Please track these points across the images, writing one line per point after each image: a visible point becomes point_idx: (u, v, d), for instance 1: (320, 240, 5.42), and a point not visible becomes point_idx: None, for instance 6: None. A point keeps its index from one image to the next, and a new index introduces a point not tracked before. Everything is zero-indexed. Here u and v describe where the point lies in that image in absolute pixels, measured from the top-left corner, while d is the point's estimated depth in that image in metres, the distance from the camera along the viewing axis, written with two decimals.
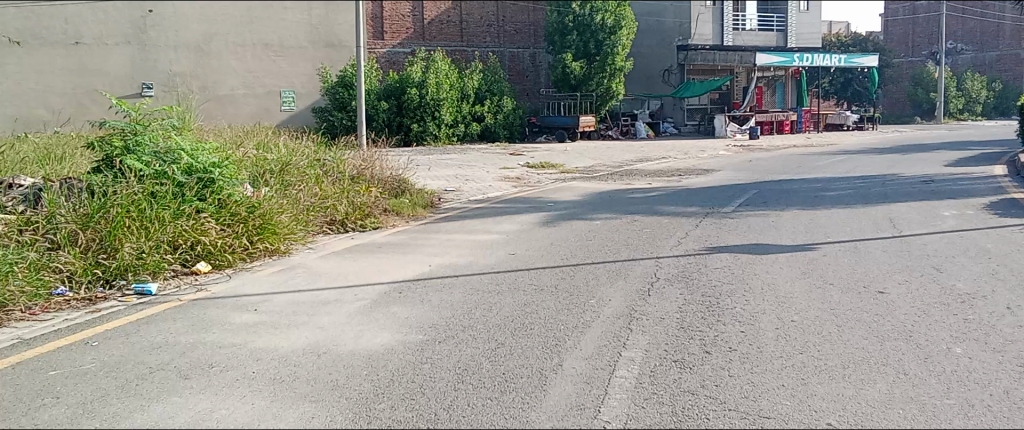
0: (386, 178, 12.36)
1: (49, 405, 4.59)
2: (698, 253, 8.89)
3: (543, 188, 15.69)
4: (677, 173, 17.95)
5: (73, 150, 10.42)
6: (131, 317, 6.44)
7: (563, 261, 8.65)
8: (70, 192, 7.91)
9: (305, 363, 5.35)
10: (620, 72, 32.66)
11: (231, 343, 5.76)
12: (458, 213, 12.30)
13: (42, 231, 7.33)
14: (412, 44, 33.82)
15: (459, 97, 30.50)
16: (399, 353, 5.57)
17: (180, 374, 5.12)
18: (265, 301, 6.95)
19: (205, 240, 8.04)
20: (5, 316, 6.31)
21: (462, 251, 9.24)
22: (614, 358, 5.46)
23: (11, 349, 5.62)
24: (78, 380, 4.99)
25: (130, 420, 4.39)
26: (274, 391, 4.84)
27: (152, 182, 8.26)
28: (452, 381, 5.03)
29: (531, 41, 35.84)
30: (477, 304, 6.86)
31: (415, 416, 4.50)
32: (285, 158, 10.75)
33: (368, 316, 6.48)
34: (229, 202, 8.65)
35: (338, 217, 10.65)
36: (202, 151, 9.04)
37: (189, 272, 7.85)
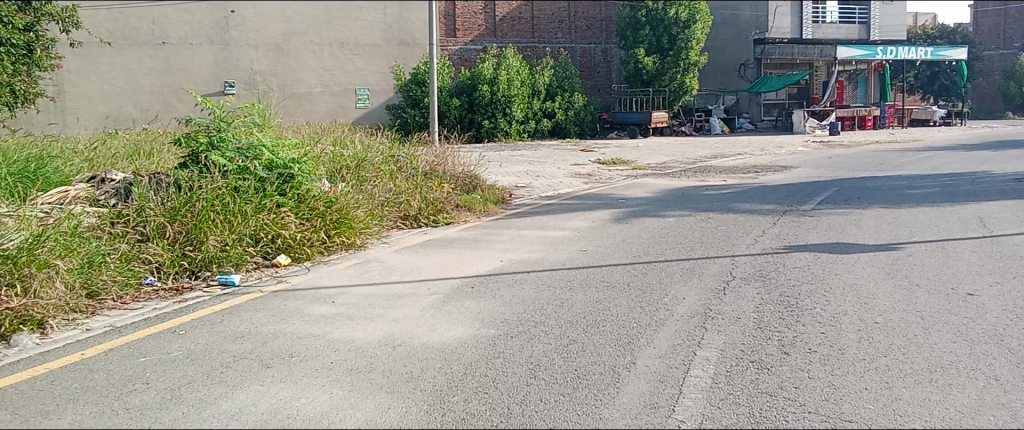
0: (457, 174, 12.48)
1: (140, 390, 4.79)
2: (776, 252, 8.68)
3: (615, 185, 15.57)
4: (753, 170, 17.58)
5: (160, 145, 10.85)
6: (215, 307, 6.68)
7: (636, 258, 8.59)
8: (158, 187, 8.23)
9: (381, 354, 5.44)
10: (693, 67, 32.16)
11: (311, 333, 5.91)
12: (529, 210, 12.32)
13: (132, 224, 7.65)
14: (484, 40, 34.02)
15: (531, 93, 30.56)
16: (472, 347, 5.61)
17: (262, 362, 5.28)
18: (342, 293, 7.10)
19: (285, 234, 8.29)
20: (98, 304, 6.59)
21: (534, 246, 9.26)
22: (688, 356, 5.39)
23: (104, 336, 5.87)
24: (167, 367, 5.20)
25: (215, 407, 4.54)
26: (351, 381, 4.94)
27: (235, 178, 8.52)
28: (525, 376, 5.04)
29: (603, 37, 35.63)
30: (549, 300, 6.86)
31: (489, 409, 4.53)
32: (360, 155, 10.96)
33: (441, 310, 6.55)
34: (307, 197, 8.88)
35: (411, 211, 10.81)
36: (283, 148, 9.28)
37: (270, 265, 8.10)
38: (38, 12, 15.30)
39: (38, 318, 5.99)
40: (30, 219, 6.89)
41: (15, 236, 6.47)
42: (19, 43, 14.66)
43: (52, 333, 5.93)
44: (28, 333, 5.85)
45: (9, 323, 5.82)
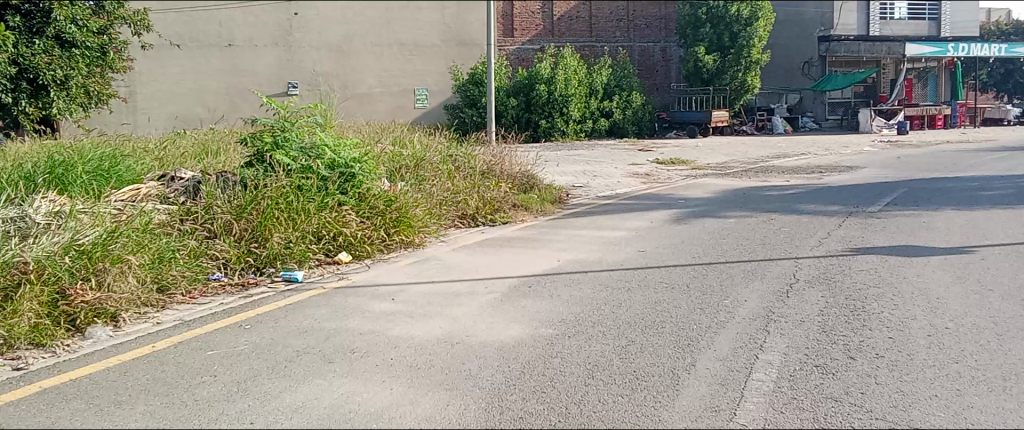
0: (515, 173, 12.51)
1: (207, 382, 4.92)
2: (841, 254, 8.48)
3: (673, 185, 15.39)
4: (817, 171, 17.19)
5: (227, 145, 11.14)
6: (280, 302, 6.83)
7: (695, 259, 8.48)
8: (225, 185, 8.45)
9: (439, 351, 5.49)
10: (756, 66, 31.57)
11: (371, 330, 6.00)
12: (586, 210, 12.27)
13: (200, 221, 7.86)
14: (542, 40, 34.01)
15: (588, 92, 30.43)
16: (530, 347, 5.61)
17: (324, 357, 5.38)
18: (401, 291, 7.19)
19: (346, 231, 8.44)
20: (168, 298, 6.79)
21: (592, 246, 9.23)
22: (750, 360, 5.29)
23: (173, 329, 6.06)
24: (234, 360, 5.34)
25: (279, 399, 4.64)
26: (411, 377, 4.99)
27: (298, 176, 8.71)
28: (583, 376, 5.03)
29: (663, 35, 35.24)
30: (606, 300, 6.82)
31: (547, 409, 4.53)
32: (419, 154, 11.07)
33: (499, 309, 6.58)
34: (368, 196, 9.03)
35: (469, 211, 10.87)
36: (344, 147, 9.44)
37: (332, 262, 8.25)
38: (112, 15, 15.86)
39: (112, 311, 6.19)
40: (104, 215, 7.12)
41: (91, 231, 6.68)
42: (94, 46, 15.19)
43: (124, 326, 6.13)
44: (102, 325, 6.06)
45: (85, 315, 6.04)
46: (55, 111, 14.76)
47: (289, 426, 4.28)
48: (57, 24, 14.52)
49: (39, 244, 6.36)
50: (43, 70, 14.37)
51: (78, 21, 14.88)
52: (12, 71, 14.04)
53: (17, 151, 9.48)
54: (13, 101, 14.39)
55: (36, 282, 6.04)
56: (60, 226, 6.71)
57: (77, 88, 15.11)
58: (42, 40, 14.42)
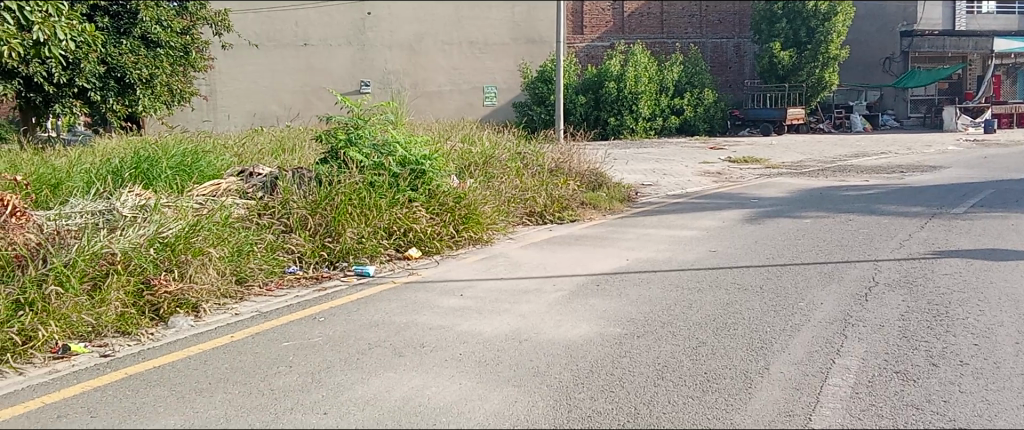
0: (583, 171, 12.46)
1: (283, 373, 5.06)
2: (923, 257, 8.17)
3: (746, 184, 15.08)
4: (898, 170, 16.62)
5: (303, 142, 11.45)
6: (353, 296, 6.97)
7: (769, 260, 8.29)
8: (301, 181, 8.63)
9: (507, 348, 5.51)
10: (833, 62, 30.78)
11: (440, 325, 6.07)
12: (656, 209, 12.12)
13: (277, 215, 8.06)
14: (611, 37, 33.75)
15: (658, 90, 30.07)
16: (598, 345, 5.59)
17: (394, 351, 5.46)
18: (470, 287, 7.25)
19: (416, 227, 8.57)
20: (246, 290, 7.00)
21: (661, 246, 9.12)
22: (826, 364, 5.15)
23: (251, 320, 6.26)
24: (308, 351, 5.48)
25: (352, 391, 4.74)
26: (480, 373, 5.03)
27: (370, 173, 8.87)
28: (652, 376, 4.98)
29: (736, 31, 34.58)
30: (677, 300, 6.73)
31: (616, 408, 4.50)
32: (488, 151, 11.14)
33: (567, 307, 6.56)
34: (438, 192, 9.14)
35: (537, 208, 10.89)
36: (415, 144, 9.55)
37: (403, 257, 8.41)
38: (194, 16, 16.38)
39: (193, 302, 6.41)
40: (187, 209, 7.34)
41: (174, 225, 6.89)
42: (177, 45, 15.65)
43: (204, 315, 6.35)
44: (183, 315, 6.29)
45: (167, 305, 6.26)
46: (140, 109, 15.02)
47: (361, 418, 4.37)
48: (143, 24, 14.94)
49: (126, 236, 6.56)
50: (130, 69, 14.65)
51: (163, 22, 15.34)
52: (102, 69, 14.27)
53: (105, 147, 9.88)
54: (101, 99, 14.53)
55: (122, 273, 6.22)
56: (145, 219, 6.91)
57: (162, 86, 15.39)
58: (129, 41, 14.80)
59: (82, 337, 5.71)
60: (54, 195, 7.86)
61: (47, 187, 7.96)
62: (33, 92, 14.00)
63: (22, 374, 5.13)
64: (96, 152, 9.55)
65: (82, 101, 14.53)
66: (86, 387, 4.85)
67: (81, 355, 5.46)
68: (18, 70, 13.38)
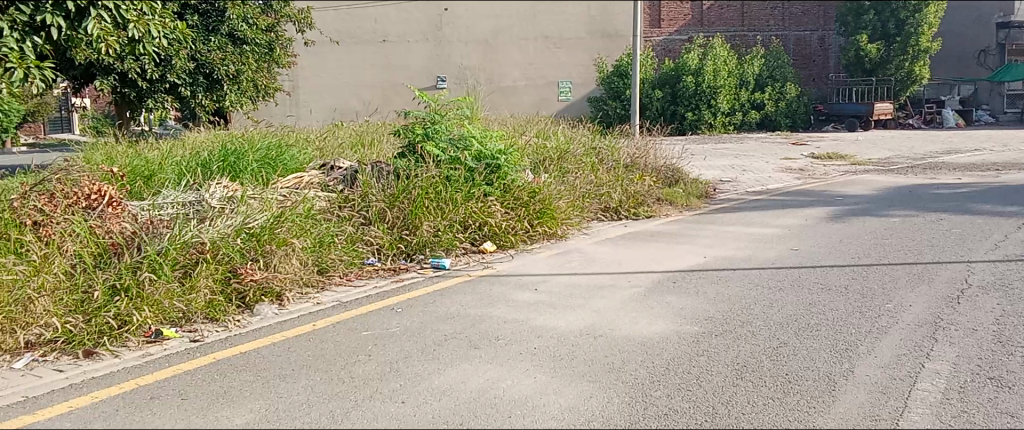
0: (660, 167, 12.32)
1: (363, 361, 5.17)
2: (1021, 259, 7.77)
3: (831, 181, 14.63)
4: (994, 168, 15.84)
5: (381, 137, 11.68)
6: (429, 288, 7.08)
7: (854, 260, 8.02)
8: (380, 174, 8.78)
9: (582, 343, 5.50)
10: (924, 55, 29.58)
11: (515, 319, 6.09)
12: (734, 206, 11.88)
13: (357, 208, 8.23)
14: (690, 30, 33.19)
15: (738, 84, 29.41)
16: (675, 343, 5.52)
17: (470, 343, 5.52)
18: (544, 281, 7.27)
19: (491, 221, 8.65)
20: (327, 280, 7.20)
21: (740, 243, 8.93)
22: (914, 368, 4.96)
23: (332, 310, 6.43)
24: (387, 341, 5.59)
25: (428, 381, 4.81)
26: (554, 367, 5.04)
27: (447, 167, 8.97)
28: (731, 376, 4.88)
29: (821, 23, 33.59)
30: (755, 299, 6.59)
31: (693, 407, 4.44)
32: (563, 146, 11.12)
33: (643, 304, 6.50)
34: (513, 187, 9.20)
35: (612, 204, 10.79)
36: (491, 139, 9.61)
37: (478, 251, 8.51)
38: (279, 13, 16.84)
39: (278, 291, 6.61)
40: (272, 201, 7.54)
41: (259, 216, 7.10)
42: (262, 42, 16.12)
43: (288, 304, 6.55)
44: (268, 303, 6.49)
45: (253, 293, 6.46)
46: (227, 103, 15.57)
47: (437, 407, 4.43)
48: (230, 22, 15.41)
49: (215, 226, 6.78)
50: (218, 65, 15.18)
51: (249, 19, 15.80)
52: (192, 65, 14.84)
53: (194, 140, 10.26)
54: (191, 95, 15.11)
55: (211, 261, 6.42)
56: (233, 210, 7.13)
57: (248, 82, 15.92)
58: (217, 38, 15.27)
59: (173, 323, 5.94)
60: (147, 186, 8.20)
61: (140, 178, 8.31)
62: (127, 88, 14.64)
63: (118, 356, 5.35)
64: (185, 145, 9.93)
65: (173, 96, 15.13)
66: (177, 371, 5.06)
67: (172, 340, 5.68)
68: (114, 67, 14.06)
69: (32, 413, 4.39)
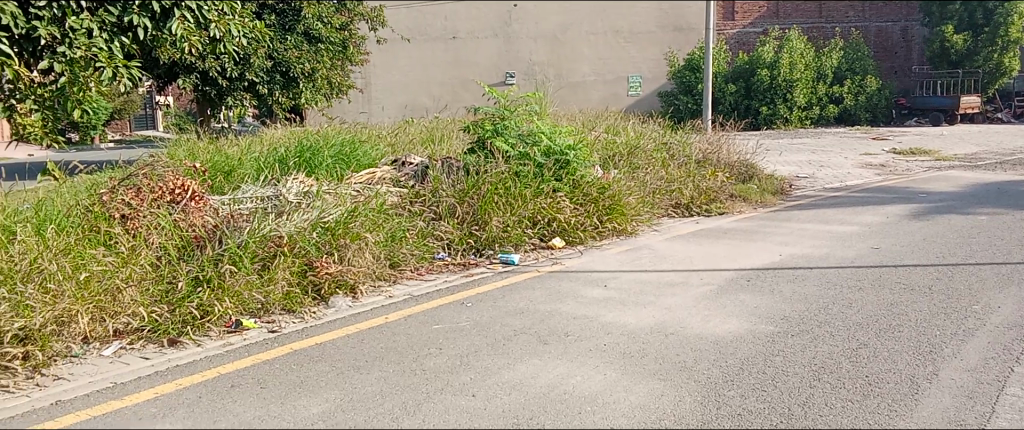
0: (733, 163, 12.10)
1: (434, 354, 5.23)
2: None
3: (914, 177, 14.11)
4: None
5: (451, 132, 11.81)
6: (498, 283, 7.13)
7: (938, 259, 7.72)
8: (450, 170, 8.84)
9: (653, 341, 5.43)
10: (1014, 45, 28.50)
11: (584, 315, 6.07)
12: (811, 202, 11.55)
13: (427, 203, 8.30)
14: (765, 22, 32.39)
15: (815, 77, 28.58)
16: (749, 342, 5.41)
17: (539, 339, 5.52)
18: (613, 278, 7.22)
19: (560, 217, 8.64)
20: (398, 273, 7.32)
21: (818, 241, 8.69)
22: (1003, 373, 4.76)
23: (404, 303, 6.54)
24: (456, 335, 5.64)
25: (498, 376, 4.83)
26: (624, 364, 5.00)
27: (517, 163, 8.99)
28: (807, 377, 4.76)
29: (903, 14, 32.42)
30: (834, 299, 6.40)
31: (768, 408, 4.34)
32: (633, 141, 11.00)
33: (715, 302, 6.38)
34: (582, 183, 9.17)
35: (683, 200, 10.65)
36: (560, 134, 9.59)
37: (547, 247, 8.53)
38: (352, 12, 17.14)
39: (351, 283, 6.75)
40: (345, 196, 7.69)
41: (334, 210, 7.25)
42: (337, 41, 16.44)
43: (361, 297, 6.69)
44: (342, 296, 6.64)
45: (328, 286, 6.61)
46: (303, 101, 15.95)
47: (507, 402, 4.45)
48: (306, 21, 15.76)
49: (292, 220, 6.95)
50: (294, 63, 15.56)
51: (324, 18, 16.13)
52: (269, 64, 15.24)
53: (271, 137, 10.54)
54: (269, 92, 15.52)
55: (289, 254, 6.58)
56: (309, 204, 7.30)
57: (322, 79, 16.29)
58: (293, 37, 15.63)
59: (253, 314, 6.12)
60: (226, 182, 8.45)
61: (221, 174, 8.57)
62: (208, 86, 15.13)
63: (200, 345, 5.55)
64: (264, 142, 10.21)
65: (251, 94, 15.62)
66: (256, 360, 5.22)
67: (251, 330, 5.87)
68: (196, 66, 14.59)
69: (120, 399, 4.58)
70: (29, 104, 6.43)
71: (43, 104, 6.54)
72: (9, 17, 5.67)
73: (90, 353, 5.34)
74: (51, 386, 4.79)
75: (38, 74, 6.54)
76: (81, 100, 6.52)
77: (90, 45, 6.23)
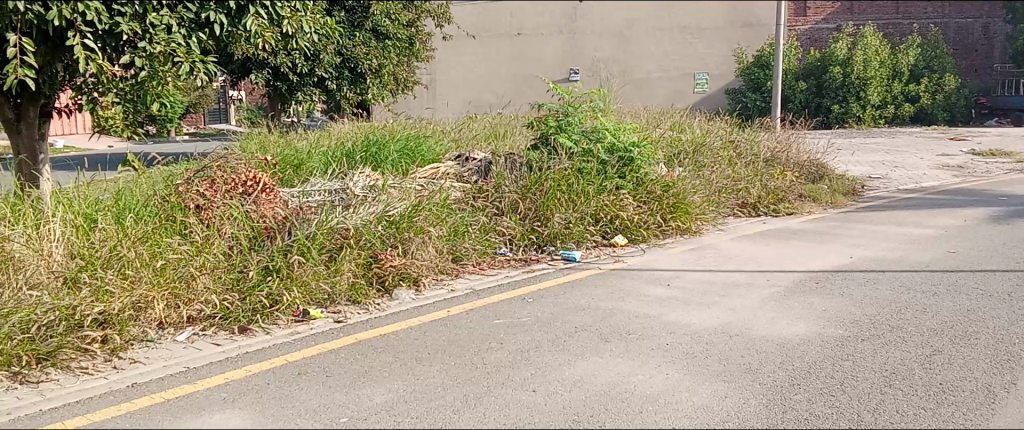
0: (803, 162, 11.83)
1: (495, 349, 5.26)
2: None
3: (995, 179, 13.55)
4: None
5: (515, 129, 11.82)
6: (559, 279, 7.13)
7: (1019, 265, 7.40)
8: (513, 166, 8.86)
9: (717, 342, 5.36)
10: None
11: (646, 314, 6.01)
12: (883, 204, 11.22)
13: (490, 198, 8.30)
14: (838, 18, 31.34)
15: (890, 75, 27.68)
16: (817, 346, 5.28)
17: (601, 336, 5.49)
18: (677, 277, 7.13)
19: (623, 215, 8.59)
20: (461, 268, 7.39)
21: (891, 244, 8.43)
22: None
23: (466, 297, 6.59)
24: (518, 330, 5.65)
25: (559, 371, 4.83)
26: (687, 364, 4.94)
27: (580, 160, 8.94)
28: (878, 383, 4.62)
29: (985, 10, 31.22)
30: (907, 304, 6.20)
31: (836, 413, 4.23)
32: (699, 140, 10.83)
33: (782, 304, 6.25)
34: (646, 181, 9.08)
35: (750, 200, 10.45)
36: (624, 131, 9.51)
37: (609, 244, 8.49)
38: (419, 9, 17.28)
39: (415, 276, 6.84)
40: (410, 190, 7.77)
41: (399, 204, 7.34)
42: (403, 37, 16.60)
43: (424, 290, 6.78)
44: (406, 288, 6.73)
45: (392, 278, 6.71)
46: (370, 96, 16.18)
47: (568, 398, 4.44)
48: (374, 18, 15.89)
49: (358, 213, 7.07)
50: (362, 60, 15.74)
51: (392, 15, 16.29)
52: (338, 60, 15.45)
53: (339, 131, 10.72)
54: (337, 88, 15.76)
55: (354, 247, 6.70)
56: (374, 198, 7.40)
57: (389, 76, 16.49)
58: (361, 33, 15.82)
59: (320, 304, 6.25)
60: (296, 174, 8.61)
61: (291, 167, 8.75)
62: (280, 81, 15.48)
63: (268, 333, 5.70)
64: (332, 136, 10.39)
65: (321, 89, 15.88)
66: (322, 349, 5.33)
67: (318, 320, 6.01)
68: (268, 62, 14.94)
69: (192, 383, 4.73)
70: (111, 97, 6.64)
71: (124, 97, 6.76)
72: (94, 14, 5.84)
73: (165, 338, 5.52)
74: (127, 369, 4.98)
75: (119, 68, 6.75)
76: (160, 93, 6.72)
77: (170, 40, 6.45)
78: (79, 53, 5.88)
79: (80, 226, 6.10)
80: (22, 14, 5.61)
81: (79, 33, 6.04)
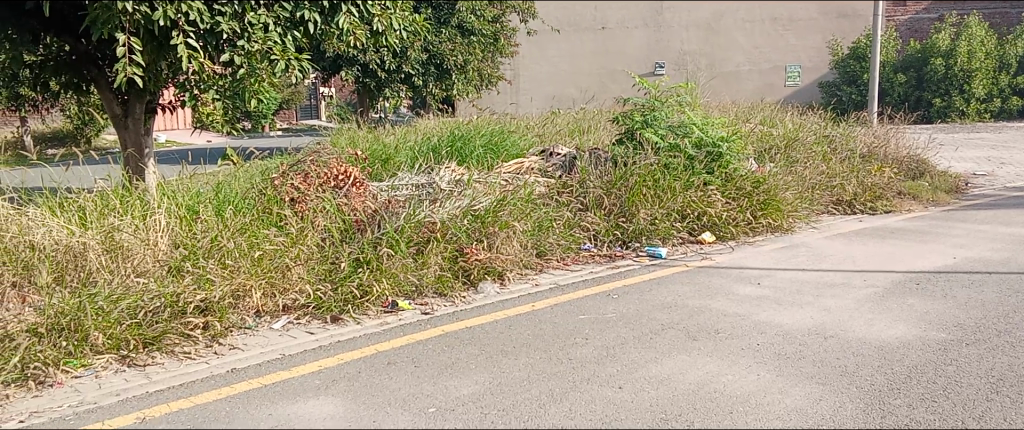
0: (902, 158, 11.36)
1: (580, 344, 5.24)
2: None
3: None
4: None
5: (598, 125, 11.78)
6: (645, 275, 7.05)
7: None
8: (598, 161, 8.79)
9: (811, 343, 5.19)
10: None
11: (736, 313, 5.88)
12: (990, 202, 10.65)
13: (575, 193, 8.26)
14: (940, 8, 29.95)
15: (997, 67, 26.25)
16: (918, 349, 5.05)
17: (688, 334, 5.41)
18: (767, 276, 6.95)
19: (711, 211, 8.44)
20: (545, 263, 7.41)
21: (999, 244, 7.99)
22: None
23: (550, 292, 6.59)
24: (603, 326, 5.62)
25: (646, 369, 4.78)
26: (779, 365, 4.80)
27: (667, 155, 8.80)
28: (984, 390, 4.40)
29: None
30: (1016, 308, 5.87)
31: (939, 420, 4.04)
32: (792, 134, 10.54)
33: (880, 305, 6.02)
34: (735, 177, 8.89)
35: (845, 197, 10.09)
36: (712, 125, 9.33)
37: (696, 241, 8.38)
38: (505, 5, 17.38)
39: (499, 270, 6.88)
40: (495, 185, 7.80)
41: (485, 199, 7.41)
42: (488, 33, 16.69)
43: (508, 284, 6.83)
44: (490, 282, 6.79)
45: (477, 272, 6.76)
46: (455, 92, 16.37)
47: (655, 396, 4.39)
48: (460, 14, 16.07)
49: (445, 207, 7.17)
50: (448, 56, 15.95)
51: (477, 11, 16.40)
52: (425, 57, 15.66)
53: (425, 127, 10.89)
54: (423, 84, 16.03)
55: (441, 240, 6.79)
56: (460, 192, 7.49)
57: (474, 71, 16.61)
58: (448, 30, 15.98)
59: (408, 296, 6.36)
60: (384, 169, 8.81)
61: (379, 162, 8.94)
62: (368, 78, 15.81)
63: (359, 323, 5.84)
64: (418, 131, 10.58)
65: (408, 86, 16.14)
66: (411, 340, 5.42)
67: (405, 311, 6.12)
68: (358, 59, 15.30)
69: (287, 370, 4.89)
70: (212, 93, 6.92)
71: (223, 93, 7.02)
72: (196, 14, 6.08)
73: (262, 326, 5.72)
74: (227, 355, 5.18)
75: (219, 66, 7.02)
76: (257, 90, 6.96)
77: (266, 39, 6.67)
78: (183, 52, 6.14)
79: (183, 217, 6.39)
80: (131, 14, 5.86)
81: (183, 33, 6.30)
